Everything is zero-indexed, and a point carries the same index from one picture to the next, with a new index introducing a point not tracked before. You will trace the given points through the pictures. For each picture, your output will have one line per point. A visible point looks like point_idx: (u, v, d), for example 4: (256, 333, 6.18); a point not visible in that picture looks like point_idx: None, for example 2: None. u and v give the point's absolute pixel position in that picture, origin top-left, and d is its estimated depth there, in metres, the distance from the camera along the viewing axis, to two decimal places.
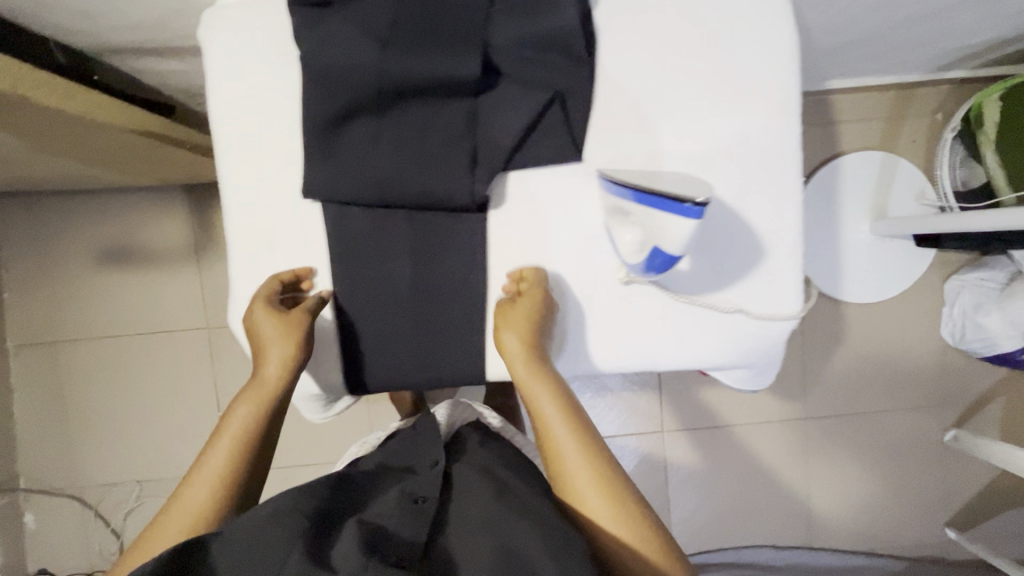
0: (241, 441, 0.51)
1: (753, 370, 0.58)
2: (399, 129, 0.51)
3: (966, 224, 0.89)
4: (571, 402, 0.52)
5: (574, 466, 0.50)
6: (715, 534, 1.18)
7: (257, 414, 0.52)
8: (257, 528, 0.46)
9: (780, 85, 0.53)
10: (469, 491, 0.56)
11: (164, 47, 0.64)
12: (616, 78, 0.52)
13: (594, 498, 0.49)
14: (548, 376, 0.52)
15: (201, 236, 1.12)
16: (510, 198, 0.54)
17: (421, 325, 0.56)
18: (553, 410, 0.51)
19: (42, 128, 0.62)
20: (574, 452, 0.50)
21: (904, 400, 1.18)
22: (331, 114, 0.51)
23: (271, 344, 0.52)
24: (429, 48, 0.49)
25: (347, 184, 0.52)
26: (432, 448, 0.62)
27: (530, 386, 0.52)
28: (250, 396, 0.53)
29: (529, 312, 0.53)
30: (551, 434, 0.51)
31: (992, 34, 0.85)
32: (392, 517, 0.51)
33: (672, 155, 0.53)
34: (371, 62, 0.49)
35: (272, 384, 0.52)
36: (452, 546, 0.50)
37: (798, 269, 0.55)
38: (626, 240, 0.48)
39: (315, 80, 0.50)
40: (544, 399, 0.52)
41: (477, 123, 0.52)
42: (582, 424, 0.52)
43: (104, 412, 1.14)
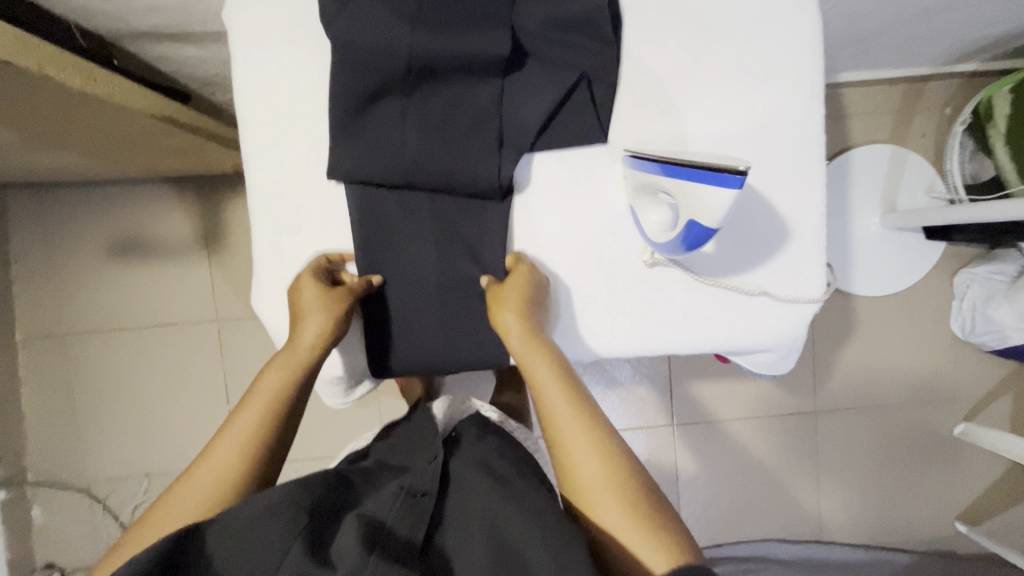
0: (266, 414, 0.51)
1: (777, 355, 0.58)
2: (426, 111, 0.52)
3: (976, 215, 0.89)
4: (569, 373, 0.51)
5: (573, 437, 0.49)
6: (726, 528, 1.17)
7: (284, 386, 0.52)
8: (256, 519, 0.46)
9: (805, 67, 0.53)
10: (466, 488, 0.57)
11: (186, 32, 0.64)
12: (640, 60, 0.53)
13: (592, 471, 0.47)
14: (545, 348, 0.52)
15: (211, 228, 1.11)
16: (536, 181, 0.55)
17: (447, 309, 0.56)
18: (550, 380, 0.50)
19: (63, 112, 0.63)
20: (573, 425, 0.49)
21: (914, 394, 1.18)
22: (358, 95, 0.51)
23: (308, 316, 0.52)
24: (457, 31, 0.50)
25: (375, 164, 0.52)
26: (431, 446, 0.62)
27: (526, 356, 0.51)
28: (279, 368, 0.53)
29: (523, 286, 0.53)
30: (549, 404, 0.50)
31: (1004, 27, 0.86)
32: (390, 510, 0.52)
33: (697, 137, 0.53)
34: (399, 43, 0.49)
35: (303, 357, 0.52)
36: (447, 542, 0.51)
37: (824, 254, 0.56)
38: (653, 220, 0.50)
39: (342, 60, 0.50)
40: (542, 369, 0.51)
41: (504, 104, 0.52)
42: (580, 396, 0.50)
43: (113, 405, 1.13)
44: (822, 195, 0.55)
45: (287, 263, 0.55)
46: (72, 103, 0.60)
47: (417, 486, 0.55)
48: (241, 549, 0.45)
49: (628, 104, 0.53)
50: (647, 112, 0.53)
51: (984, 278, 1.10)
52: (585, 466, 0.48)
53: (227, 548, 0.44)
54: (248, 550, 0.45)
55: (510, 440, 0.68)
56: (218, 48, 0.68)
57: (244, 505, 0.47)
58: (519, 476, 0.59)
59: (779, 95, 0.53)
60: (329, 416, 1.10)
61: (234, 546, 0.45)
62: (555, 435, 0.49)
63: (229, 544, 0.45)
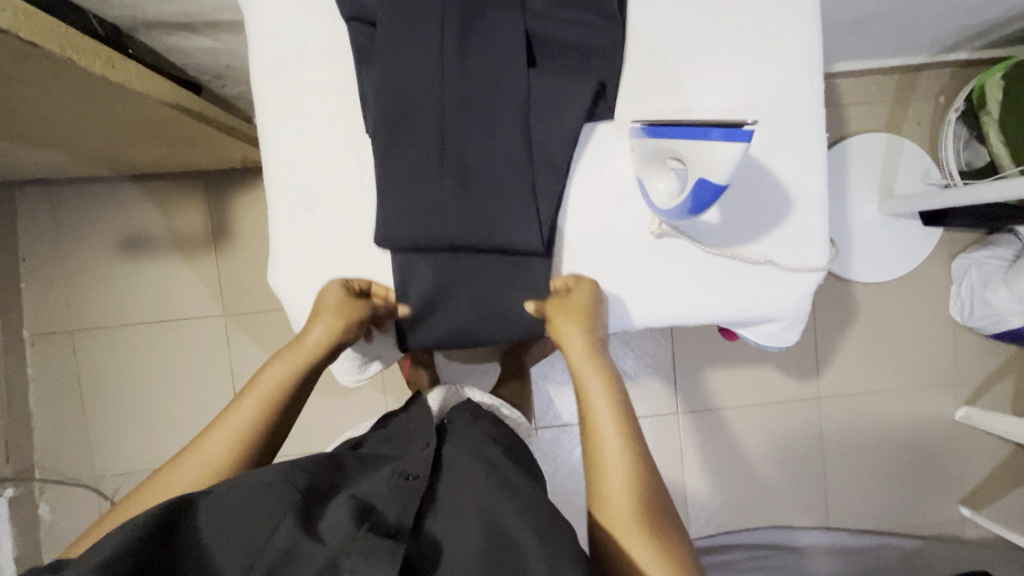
0: (266, 402, 0.55)
1: (783, 325, 0.60)
2: (466, 162, 0.54)
3: (969, 196, 0.90)
4: (620, 396, 0.54)
5: (613, 459, 0.51)
6: (734, 517, 1.17)
7: (287, 380, 0.56)
8: (252, 495, 0.45)
9: (805, 41, 0.55)
10: (460, 473, 0.55)
11: (199, 23, 0.66)
12: (645, 37, 0.55)
13: (622, 500, 0.49)
14: (603, 374, 0.55)
15: (218, 223, 1.13)
16: (580, 177, 0.56)
17: (485, 319, 0.58)
18: (604, 399, 0.53)
19: (78, 101, 0.64)
20: (616, 454, 0.51)
21: (916, 378, 1.19)
22: (395, 137, 0.53)
23: (320, 317, 0.55)
24: (483, 75, 0.53)
25: (424, 230, 0.54)
26: (426, 431, 0.60)
27: (583, 370, 0.55)
28: (285, 359, 0.57)
29: (586, 308, 0.55)
30: (596, 421, 0.53)
31: (992, 14, 0.88)
32: (382, 491, 0.49)
33: (701, 111, 0.55)
34: (434, 87, 0.52)
35: (307, 353, 0.56)
36: (438, 528, 0.49)
37: (827, 225, 0.57)
38: (660, 187, 0.52)
39: (382, 103, 0.53)
40: (596, 394, 0.54)
41: (530, 112, 0.54)
42: (628, 421, 0.53)
43: (121, 401, 1.14)
44: (824, 166, 0.57)
45: (305, 239, 0.57)
46: (89, 89, 0.62)
47: (410, 469, 0.53)
48: (229, 523, 0.43)
49: (633, 81, 0.55)
50: (650, 88, 0.55)
51: (981, 262, 1.12)
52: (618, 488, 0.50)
53: (218, 521, 0.43)
54: (239, 524, 0.43)
55: (504, 430, 0.67)
56: (230, 38, 0.70)
57: (240, 480, 0.46)
58: (513, 467, 0.58)
59: (779, 71, 0.55)
60: (336, 409, 1.10)
61: (226, 518, 0.43)
62: (595, 455, 0.52)
63: (219, 516, 0.43)
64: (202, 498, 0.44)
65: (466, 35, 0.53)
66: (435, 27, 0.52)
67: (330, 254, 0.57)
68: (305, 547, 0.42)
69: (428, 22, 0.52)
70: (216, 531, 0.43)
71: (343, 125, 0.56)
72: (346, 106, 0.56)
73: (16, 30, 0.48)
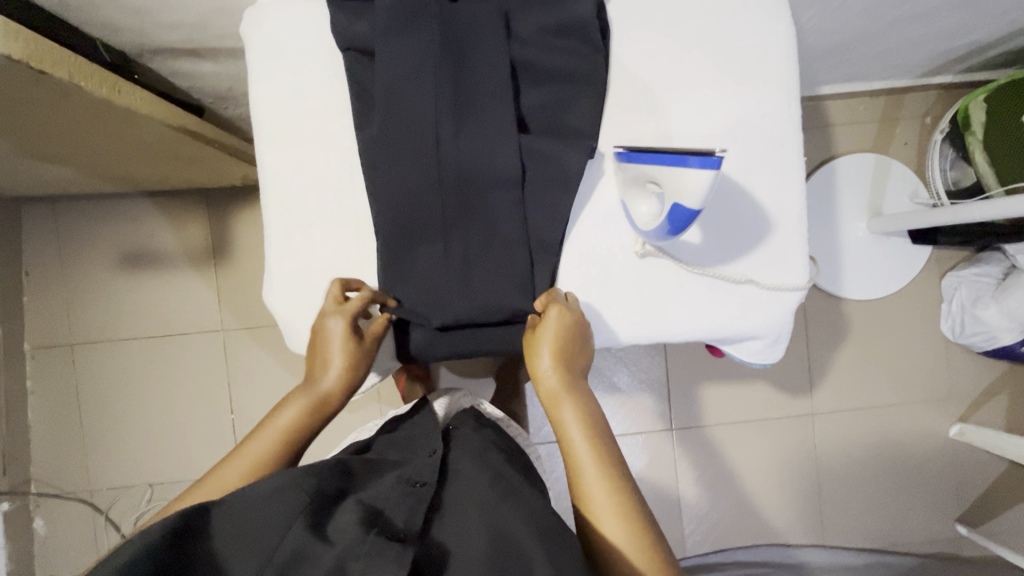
0: (279, 441, 0.55)
1: (765, 342, 0.61)
2: (466, 205, 0.55)
3: (956, 216, 0.92)
4: (598, 426, 0.54)
5: (595, 489, 0.51)
6: (727, 535, 1.17)
7: (303, 420, 0.56)
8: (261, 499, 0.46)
9: (781, 70, 0.57)
10: (465, 479, 0.57)
11: (201, 50, 0.68)
12: (629, 67, 0.57)
13: (611, 524, 0.49)
14: (577, 402, 0.55)
15: (219, 239, 1.15)
16: (577, 207, 0.58)
17: (487, 329, 0.59)
18: (579, 432, 0.54)
19: (84, 123, 0.67)
20: (599, 482, 0.51)
21: (910, 394, 1.20)
22: (390, 189, 0.55)
23: (334, 358, 0.56)
24: (482, 138, 0.54)
25: (431, 301, 0.56)
26: (432, 437, 0.60)
27: (556, 407, 0.55)
28: (299, 401, 0.57)
29: (561, 336, 0.54)
30: (574, 455, 0.53)
31: (973, 40, 0.90)
32: (389, 496, 0.51)
33: (683, 137, 0.57)
34: (430, 144, 0.54)
35: (323, 396, 0.57)
36: (446, 531, 0.51)
37: (805, 243, 0.59)
38: (642, 210, 0.53)
39: (375, 156, 0.55)
40: (571, 424, 0.54)
41: (526, 160, 0.56)
42: (606, 452, 0.53)
43: (118, 414, 1.15)
44: (802, 188, 0.59)
45: (300, 256, 0.59)
46: (95, 111, 0.64)
47: (418, 475, 0.55)
48: (243, 529, 0.44)
49: (618, 107, 0.57)
50: (634, 116, 0.57)
51: (971, 280, 1.13)
52: (606, 512, 0.50)
53: (236, 523, 0.44)
54: (249, 529, 0.44)
55: (506, 440, 0.68)
56: (231, 63, 0.72)
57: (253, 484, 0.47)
58: (516, 474, 0.59)
59: (756, 98, 0.57)
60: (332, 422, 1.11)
61: (238, 525, 0.44)
62: (578, 484, 0.52)
63: (233, 522, 0.44)
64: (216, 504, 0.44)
65: (456, 92, 0.54)
66: (431, 76, 0.53)
67: (324, 271, 0.59)
68: (314, 550, 0.44)
69: (422, 54, 0.53)
70: (231, 535, 0.44)
71: (337, 148, 0.58)
72: (340, 131, 0.58)
73: (28, 60, 0.51)
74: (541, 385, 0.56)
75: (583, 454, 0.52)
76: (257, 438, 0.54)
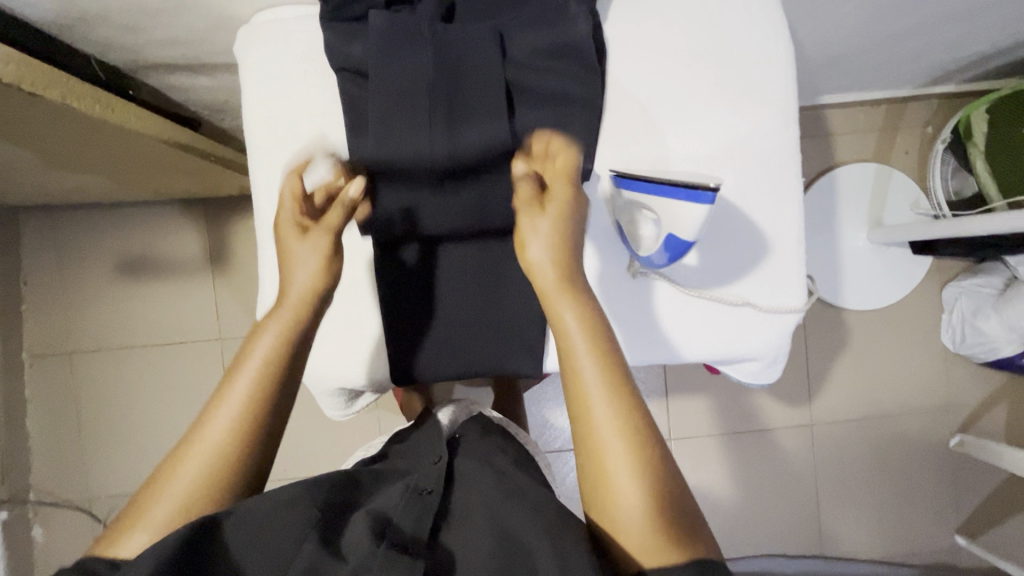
0: (262, 372, 0.47)
1: (761, 363, 0.61)
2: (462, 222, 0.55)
3: (957, 228, 0.91)
4: (600, 324, 0.47)
5: (595, 393, 0.45)
6: (725, 546, 1.17)
7: (284, 342, 0.48)
8: (272, 511, 0.45)
9: (779, 92, 0.57)
10: (473, 484, 0.55)
11: (196, 65, 0.68)
12: (625, 88, 0.57)
13: (610, 433, 0.44)
14: (578, 293, 0.48)
15: (217, 249, 1.15)
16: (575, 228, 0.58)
17: (485, 343, 0.60)
18: (578, 329, 0.47)
19: (78, 138, 0.67)
20: (599, 386, 0.45)
21: (910, 404, 1.19)
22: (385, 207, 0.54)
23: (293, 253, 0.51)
24: (493, 183, 0.56)
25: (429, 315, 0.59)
26: (436, 444, 0.59)
27: (552, 298, 0.48)
28: (276, 323, 0.49)
29: (564, 205, 0.50)
30: (574, 352, 0.46)
31: (975, 50, 0.90)
32: (396, 505, 0.50)
33: (679, 158, 0.57)
34: (433, 184, 0.55)
35: (299, 310, 0.50)
36: (454, 538, 0.49)
37: (802, 265, 0.58)
38: (639, 233, 0.53)
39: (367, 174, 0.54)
40: (571, 318, 0.47)
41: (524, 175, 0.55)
42: (611, 352, 0.46)
43: (116, 422, 1.15)
44: (800, 210, 0.58)
45: None
46: (89, 128, 0.64)
47: (424, 483, 0.53)
48: (257, 543, 0.44)
49: (613, 129, 0.57)
50: (630, 137, 0.57)
51: (972, 290, 1.12)
52: (604, 420, 0.44)
53: (248, 537, 0.44)
54: (263, 545, 0.44)
55: (512, 445, 0.66)
56: (226, 77, 0.72)
57: (260, 498, 0.46)
58: (525, 475, 0.57)
59: (752, 119, 0.57)
60: (330, 431, 1.11)
61: (252, 540, 0.44)
62: (575, 388, 0.46)
63: (248, 533, 0.44)
64: (225, 517, 0.44)
65: (453, 130, 0.54)
66: (425, 96, 0.53)
67: None
68: (328, 564, 0.44)
69: (415, 71, 0.52)
70: (247, 548, 0.43)
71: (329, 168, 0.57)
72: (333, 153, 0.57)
73: (18, 82, 0.51)
74: (538, 275, 0.49)
75: (583, 352, 0.45)
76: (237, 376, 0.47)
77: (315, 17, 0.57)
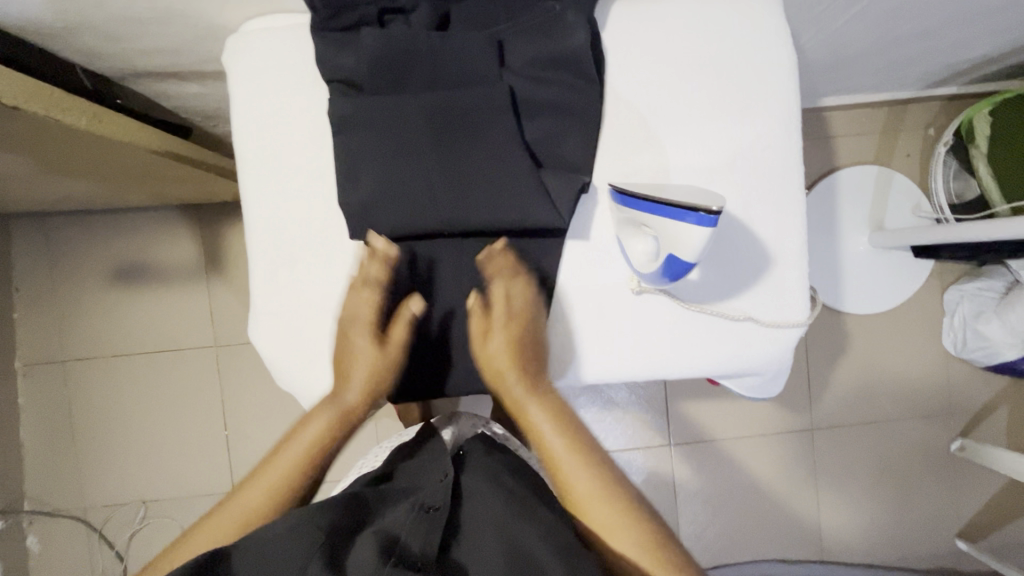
0: (303, 458, 0.54)
1: (764, 378, 0.60)
2: (464, 224, 0.53)
3: (958, 234, 0.90)
4: (566, 417, 0.55)
5: (576, 477, 0.53)
6: (725, 551, 1.16)
7: (326, 435, 0.55)
8: (280, 537, 0.46)
9: (781, 100, 0.56)
10: (480, 502, 0.54)
11: (185, 73, 0.66)
12: (624, 97, 0.55)
13: (600, 507, 0.52)
14: (543, 394, 0.55)
15: (211, 255, 1.13)
16: (572, 242, 0.57)
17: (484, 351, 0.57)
18: (549, 428, 0.54)
19: (65, 149, 0.65)
20: (578, 470, 0.53)
21: (912, 408, 1.18)
22: (384, 212, 0.53)
23: (361, 356, 0.54)
24: (487, 198, 0.53)
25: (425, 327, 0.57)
26: (440, 461, 0.57)
27: (523, 405, 0.55)
28: (323, 416, 0.55)
29: (521, 329, 0.55)
30: (551, 448, 0.54)
31: (979, 53, 0.88)
32: (404, 522, 0.49)
33: (679, 169, 0.55)
34: (426, 198, 0.53)
35: (347, 409, 0.55)
36: (465, 554, 0.49)
37: (806, 278, 0.57)
38: (639, 251, 0.52)
39: (365, 182, 0.53)
40: (540, 419, 0.55)
41: (528, 181, 0.53)
42: (580, 440, 0.54)
43: (111, 431, 1.14)
44: (803, 222, 0.57)
45: (285, 293, 0.57)
46: (75, 139, 0.63)
47: (430, 500, 0.52)
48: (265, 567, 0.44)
49: (611, 140, 0.55)
50: (629, 148, 0.55)
51: (974, 294, 1.11)
52: (590, 496, 0.52)
53: (256, 559, 0.45)
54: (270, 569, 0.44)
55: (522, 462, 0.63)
56: (217, 85, 0.70)
57: (271, 525, 0.47)
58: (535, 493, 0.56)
59: (756, 129, 0.56)
60: None
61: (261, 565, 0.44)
62: (560, 478, 0.54)
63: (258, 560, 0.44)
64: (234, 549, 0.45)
65: (449, 143, 0.53)
66: (425, 105, 0.52)
67: (303, 308, 0.57)
68: None
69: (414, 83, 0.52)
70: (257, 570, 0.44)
71: (320, 179, 0.56)
72: (324, 165, 0.56)
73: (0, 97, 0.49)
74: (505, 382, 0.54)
75: (556, 443, 0.54)
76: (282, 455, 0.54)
77: (306, 25, 0.56)
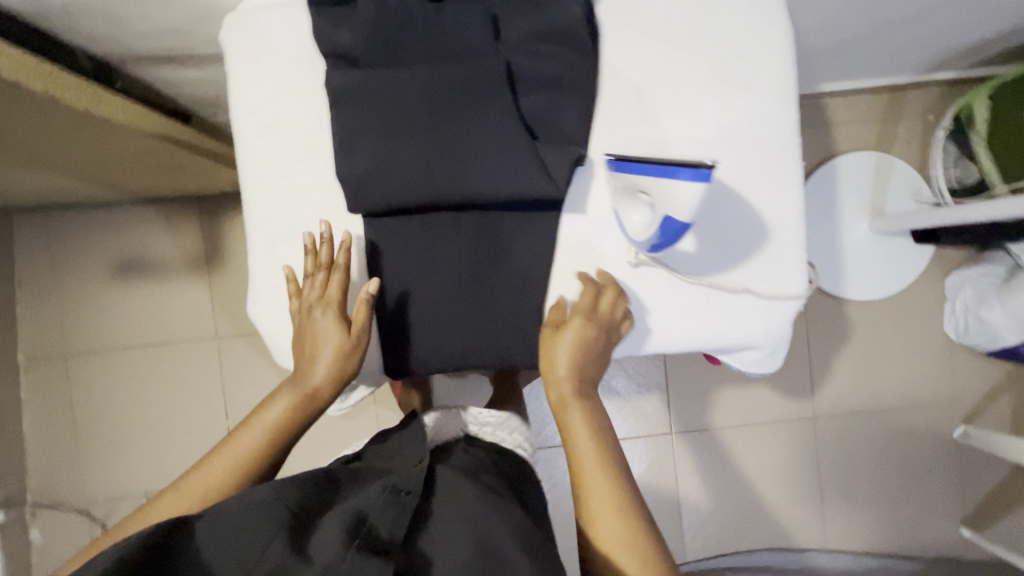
0: (270, 432, 0.56)
1: (764, 352, 0.59)
2: (461, 195, 0.54)
3: (957, 216, 0.90)
4: (604, 430, 0.56)
5: (597, 488, 0.53)
6: (728, 540, 1.16)
7: (292, 412, 0.56)
8: (242, 511, 0.46)
9: (777, 73, 0.56)
10: (454, 488, 0.54)
11: (184, 57, 0.67)
12: (620, 70, 0.55)
13: (613, 524, 0.51)
14: (586, 402, 0.57)
15: (212, 247, 1.14)
16: (571, 213, 0.56)
17: (480, 323, 0.57)
18: (585, 434, 0.55)
19: (65, 133, 0.66)
20: (599, 478, 0.53)
21: (915, 395, 1.18)
22: (382, 182, 0.53)
23: (324, 340, 0.54)
24: (484, 168, 0.53)
25: (422, 299, 0.56)
26: (419, 446, 0.58)
27: (563, 407, 0.57)
28: (288, 394, 0.56)
29: (583, 336, 0.55)
30: (580, 450, 0.55)
31: (975, 37, 0.89)
32: (375, 503, 0.48)
33: (676, 141, 0.56)
34: (422, 167, 0.53)
35: (314, 388, 0.56)
36: (429, 541, 0.49)
37: (803, 249, 0.57)
38: (635, 220, 0.52)
39: (362, 153, 0.53)
40: (579, 426, 0.56)
41: (523, 153, 0.53)
42: (610, 454, 0.55)
43: (112, 422, 1.14)
44: (800, 193, 0.57)
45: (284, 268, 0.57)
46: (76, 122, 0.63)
47: (403, 484, 0.51)
48: (229, 542, 0.44)
49: (608, 113, 0.56)
50: (626, 121, 0.56)
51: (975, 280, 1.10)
52: (607, 509, 0.52)
53: (215, 535, 0.44)
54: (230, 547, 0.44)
55: (502, 458, 0.65)
56: (217, 70, 0.71)
57: (238, 496, 0.47)
58: (510, 495, 0.56)
59: (751, 102, 0.56)
60: (328, 429, 1.10)
61: (222, 538, 0.44)
62: (581, 485, 0.54)
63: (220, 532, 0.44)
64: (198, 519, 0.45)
65: (445, 115, 0.53)
66: (420, 76, 0.52)
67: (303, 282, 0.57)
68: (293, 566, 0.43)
69: (411, 55, 0.53)
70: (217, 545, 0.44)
71: (317, 156, 0.56)
72: (322, 141, 0.56)
73: None
74: (555, 381, 0.56)
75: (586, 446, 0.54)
76: (250, 428, 0.56)
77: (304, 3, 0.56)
